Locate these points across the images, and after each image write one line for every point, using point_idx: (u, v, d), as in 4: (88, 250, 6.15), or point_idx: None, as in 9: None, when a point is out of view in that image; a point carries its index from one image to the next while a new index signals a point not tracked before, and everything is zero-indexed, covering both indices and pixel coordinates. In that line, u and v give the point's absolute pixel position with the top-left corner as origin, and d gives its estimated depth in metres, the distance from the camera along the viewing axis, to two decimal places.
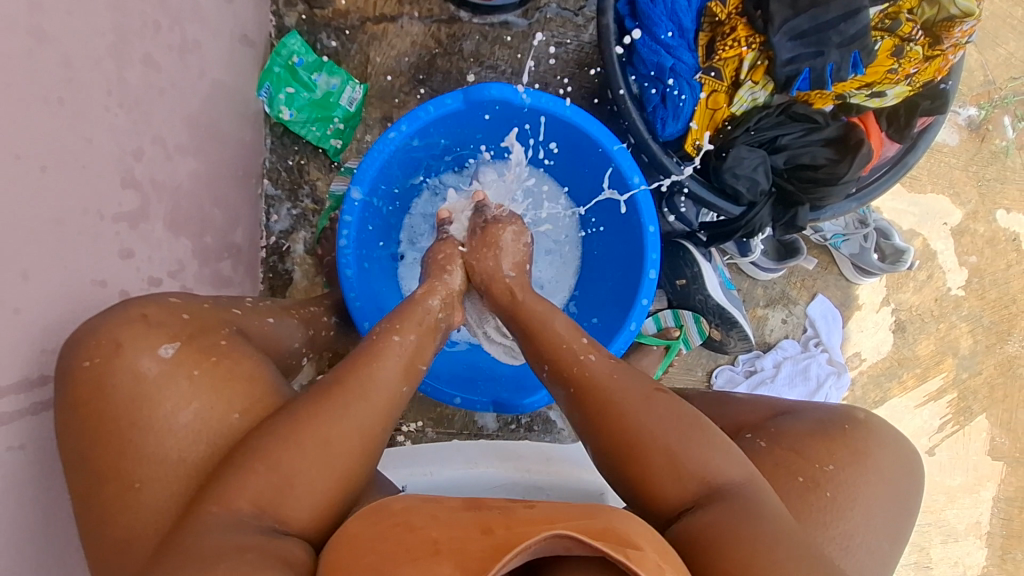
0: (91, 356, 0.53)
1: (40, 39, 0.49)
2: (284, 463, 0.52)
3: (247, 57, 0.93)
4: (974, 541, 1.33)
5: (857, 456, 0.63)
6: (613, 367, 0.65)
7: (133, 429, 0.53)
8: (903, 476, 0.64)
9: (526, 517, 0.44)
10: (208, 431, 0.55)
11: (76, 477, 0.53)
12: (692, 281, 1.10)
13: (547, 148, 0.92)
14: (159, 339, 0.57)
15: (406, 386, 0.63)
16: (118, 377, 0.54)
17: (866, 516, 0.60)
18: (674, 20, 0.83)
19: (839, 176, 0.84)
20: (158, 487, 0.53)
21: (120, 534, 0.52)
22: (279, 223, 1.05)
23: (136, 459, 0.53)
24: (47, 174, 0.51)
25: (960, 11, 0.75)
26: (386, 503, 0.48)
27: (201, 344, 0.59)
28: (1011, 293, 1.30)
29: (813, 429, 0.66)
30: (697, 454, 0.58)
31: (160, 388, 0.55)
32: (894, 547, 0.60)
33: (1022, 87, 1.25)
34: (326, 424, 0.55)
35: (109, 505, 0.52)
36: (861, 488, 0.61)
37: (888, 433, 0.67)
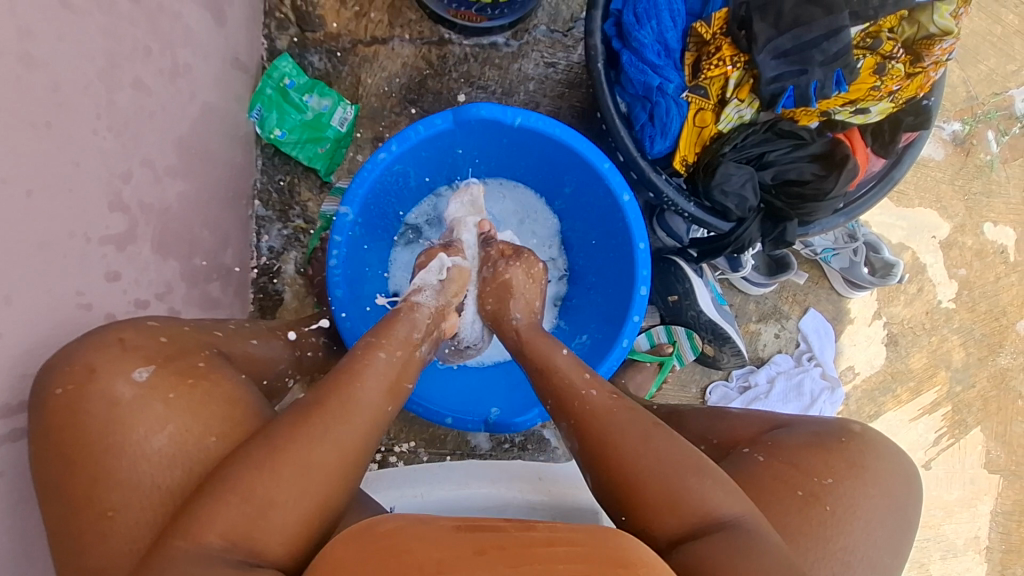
0: (63, 384, 0.52)
1: (29, 65, 0.50)
2: (259, 491, 0.51)
3: (238, 80, 0.94)
4: (973, 556, 1.32)
5: (854, 469, 0.62)
6: (614, 403, 0.66)
7: (104, 456, 0.52)
8: (902, 489, 0.63)
9: (523, 540, 0.43)
10: (183, 456, 0.54)
11: (47, 507, 0.51)
12: (684, 297, 1.10)
13: (537, 166, 0.93)
14: (132, 363, 0.56)
15: (391, 405, 0.63)
16: (92, 402, 0.53)
17: (866, 530, 0.59)
18: (660, 40, 0.84)
19: (826, 192, 0.85)
20: (131, 514, 0.51)
21: (96, 565, 0.50)
22: (270, 243, 1.05)
23: (109, 485, 0.51)
24: (33, 198, 0.51)
25: (940, 29, 0.76)
26: (374, 525, 0.46)
27: (177, 367, 0.59)
28: (1002, 305, 1.31)
29: (811, 441, 0.65)
30: (696, 489, 0.57)
31: (132, 413, 0.53)
32: (895, 562, 0.59)
33: (1004, 103, 1.28)
34: (303, 448, 0.54)
35: (81, 534, 0.51)
36: (859, 502, 0.60)
37: (884, 446, 0.66)
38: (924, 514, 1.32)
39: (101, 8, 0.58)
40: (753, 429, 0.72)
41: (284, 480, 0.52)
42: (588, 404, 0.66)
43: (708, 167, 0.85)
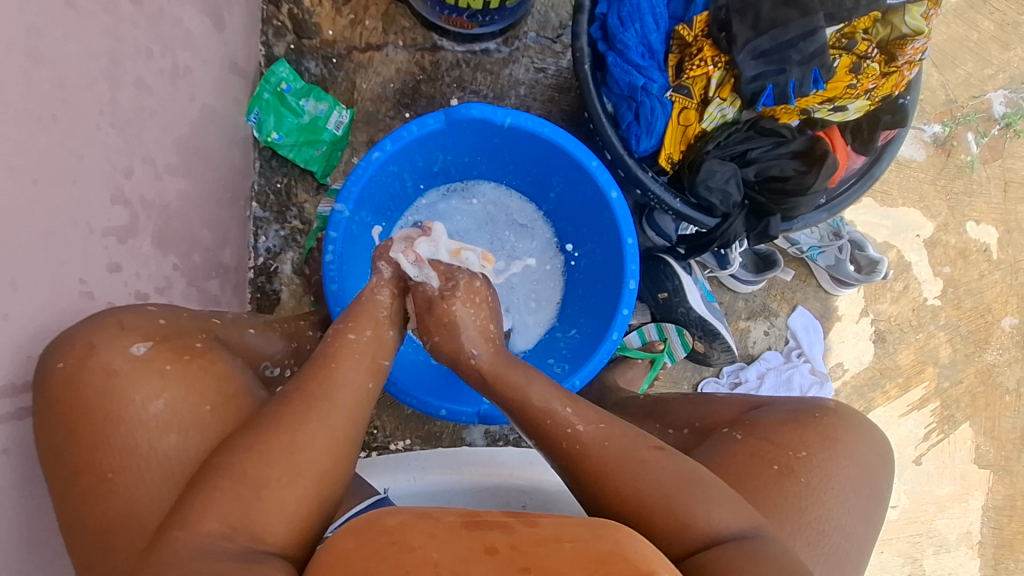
0: (65, 357, 0.54)
1: (37, 61, 0.52)
2: (250, 471, 0.53)
3: (236, 84, 0.96)
4: (966, 552, 1.34)
5: (828, 442, 0.65)
6: (604, 432, 0.64)
7: (105, 421, 0.54)
8: (874, 462, 0.66)
9: (529, 536, 0.45)
10: (179, 421, 0.56)
11: (49, 471, 0.53)
12: (674, 294, 1.13)
13: (527, 165, 0.96)
14: (131, 339, 0.58)
15: (371, 382, 0.65)
16: (91, 373, 0.55)
17: (840, 500, 0.62)
18: (644, 42, 0.87)
19: (807, 186, 0.87)
20: (131, 475, 0.53)
21: (96, 525, 0.52)
22: (267, 243, 1.07)
23: (110, 449, 0.53)
24: (39, 187, 0.54)
25: (912, 29, 0.80)
26: (378, 519, 0.47)
27: (174, 345, 0.61)
28: (987, 302, 1.33)
29: (786, 418, 0.69)
30: (701, 514, 0.58)
31: (130, 380, 0.56)
32: (868, 529, 0.63)
33: (982, 105, 1.31)
34: (291, 430, 0.57)
35: (83, 495, 0.52)
36: (832, 474, 0.63)
37: (858, 420, 0.69)
38: (916, 510, 1.33)
39: (104, 9, 0.61)
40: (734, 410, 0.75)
41: (274, 458, 0.54)
42: (575, 440, 0.64)
43: (693, 164, 0.88)
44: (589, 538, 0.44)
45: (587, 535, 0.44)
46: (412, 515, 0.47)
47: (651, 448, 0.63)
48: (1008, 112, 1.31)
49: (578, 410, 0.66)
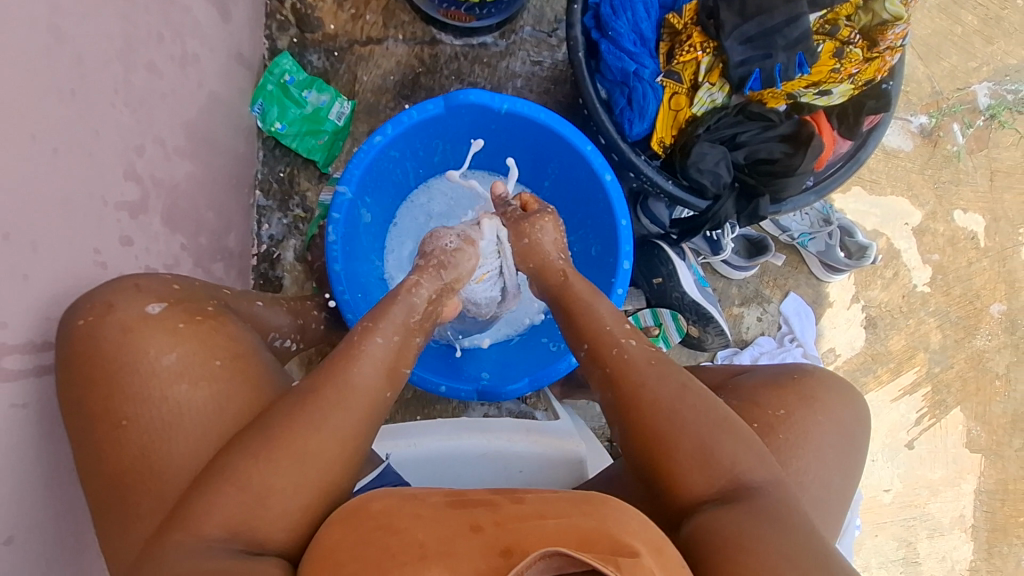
0: (85, 315, 0.58)
1: (57, 37, 0.55)
2: (254, 481, 0.54)
3: (241, 75, 0.99)
4: (959, 535, 1.36)
5: (806, 400, 0.69)
6: (651, 357, 0.69)
7: (121, 373, 0.57)
8: (849, 416, 0.70)
9: (512, 514, 0.49)
10: (190, 373, 0.59)
11: (69, 418, 0.57)
12: (668, 278, 1.16)
13: (524, 151, 0.99)
14: (147, 299, 0.61)
15: (388, 390, 0.65)
16: (108, 328, 0.58)
17: (817, 454, 0.67)
18: (635, 30, 0.90)
19: (795, 167, 0.91)
20: (145, 424, 0.56)
21: (111, 469, 0.56)
22: (270, 231, 1.10)
23: (125, 399, 0.57)
24: (58, 157, 0.56)
25: (891, 15, 0.84)
26: (365, 505, 0.51)
27: (188, 307, 0.64)
28: (975, 289, 1.36)
29: (771, 380, 0.72)
30: (727, 449, 0.61)
31: (143, 337, 0.59)
32: (844, 481, 0.67)
33: (968, 97, 1.34)
34: (302, 437, 0.57)
35: (101, 442, 0.56)
36: (810, 429, 0.67)
37: (834, 380, 0.72)
38: (910, 494, 1.35)
39: None
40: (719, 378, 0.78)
41: (284, 471, 0.55)
42: (626, 355, 0.70)
43: (684, 148, 0.91)
44: (571, 516, 0.48)
45: (569, 512, 0.49)
46: (394, 500, 0.51)
47: (696, 379, 0.67)
48: (993, 103, 1.34)
49: (639, 342, 0.72)
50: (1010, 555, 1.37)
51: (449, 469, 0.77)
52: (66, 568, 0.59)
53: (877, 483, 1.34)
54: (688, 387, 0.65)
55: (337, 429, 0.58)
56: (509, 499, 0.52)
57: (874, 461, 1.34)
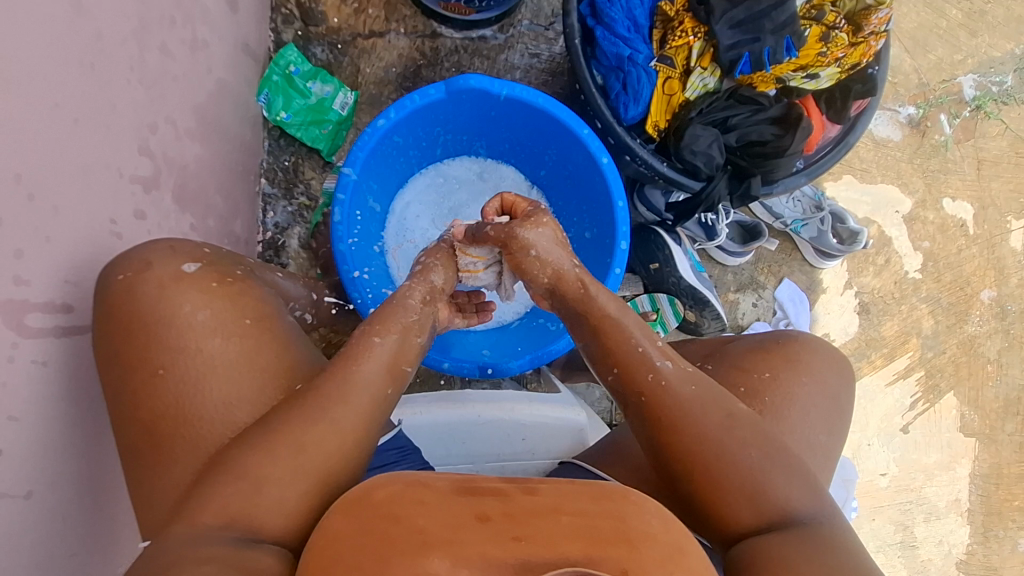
0: (124, 271, 0.62)
1: (78, 11, 0.57)
2: (252, 469, 0.56)
3: (247, 65, 1.02)
4: (955, 519, 1.37)
5: (791, 362, 0.76)
6: (689, 378, 0.68)
7: (158, 324, 0.61)
8: (835, 380, 0.76)
9: (525, 507, 0.48)
10: (223, 327, 0.64)
11: (105, 366, 0.60)
12: (665, 264, 1.18)
13: (522, 136, 1.02)
14: (181, 259, 0.66)
15: (389, 388, 0.67)
16: (146, 284, 0.62)
17: (801, 413, 0.72)
18: (629, 17, 0.94)
19: (785, 148, 0.94)
20: (180, 373, 0.61)
21: (147, 415, 0.60)
22: (276, 219, 1.13)
23: (161, 349, 0.61)
24: (78, 126, 0.59)
25: (875, 0, 0.88)
26: (367, 494, 0.49)
27: (218, 269, 0.69)
28: (966, 275, 1.39)
29: (758, 345, 0.79)
30: (779, 483, 0.62)
31: (179, 292, 0.63)
32: (828, 439, 0.73)
33: (954, 88, 1.38)
34: (299, 429, 0.59)
35: (135, 389, 0.59)
36: (795, 388, 0.73)
37: (819, 346, 0.79)
38: (906, 478, 1.37)
39: None
40: (712, 346, 0.86)
41: (281, 460, 0.57)
42: (662, 380, 0.68)
43: (678, 131, 0.94)
44: (589, 513, 0.47)
45: (589, 509, 0.48)
46: (400, 486, 0.49)
47: (739, 405, 0.67)
48: (979, 95, 1.38)
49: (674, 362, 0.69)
50: (1006, 539, 1.39)
51: (454, 437, 0.80)
52: (87, 518, 0.62)
53: (874, 468, 1.36)
54: (733, 419, 0.65)
55: (336, 422, 0.61)
56: (522, 489, 0.50)
57: (871, 445, 1.36)
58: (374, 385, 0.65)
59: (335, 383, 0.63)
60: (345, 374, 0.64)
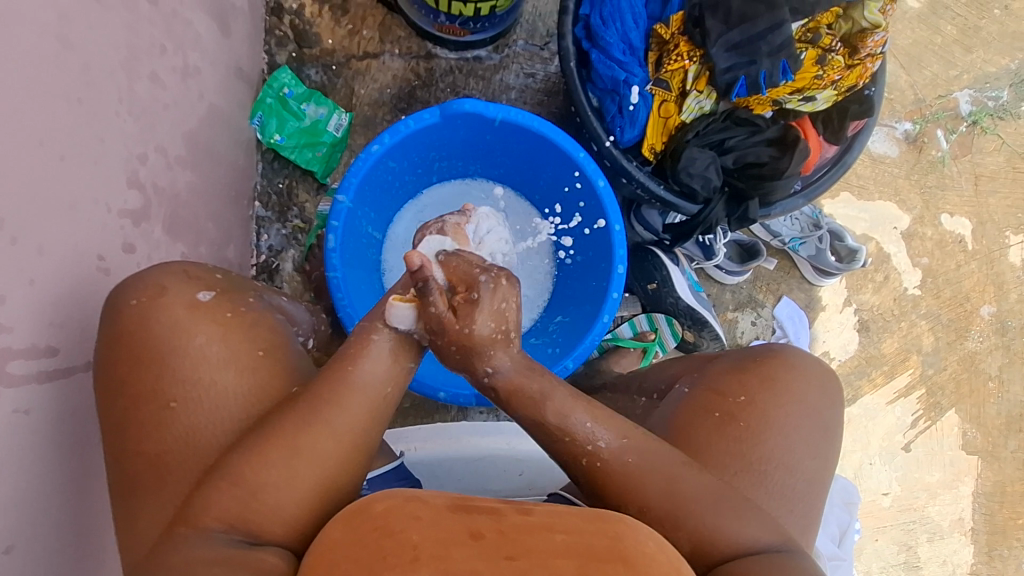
0: (138, 296, 0.61)
1: (66, 46, 0.57)
2: (249, 477, 0.56)
3: (241, 89, 1.02)
4: (959, 538, 1.36)
5: (767, 382, 0.74)
6: (623, 443, 0.63)
7: (170, 355, 0.60)
8: (817, 396, 0.74)
9: (518, 524, 0.47)
10: (236, 360, 0.63)
11: (107, 395, 0.59)
12: (663, 284, 1.17)
13: (519, 158, 1.01)
14: (196, 287, 0.65)
15: (390, 386, 0.62)
16: (160, 312, 0.61)
17: (781, 436, 0.70)
18: (625, 40, 0.93)
19: (781, 171, 0.93)
20: (191, 405, 0.60)
21: (152, 448, 0.58)
22: (269, 242, 1.12)
23: (172, 380, 0.60)
24: (64, 163, 0.58)
25: (871, 23, 0.87)
26: (368, 505, 0.49)
27: (233, 298, 0.68)
28: (965, 291, 1.38)
29: (735, 366, 0.77)
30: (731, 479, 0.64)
31: (194, 323, 0.62)
32: (813, 462, 0.70)
33: (949, 104, 1.38)
34: (293, 432, 0.58)
35: (143, 419, 0.59)
36: (773, 410, 0.72)
37: (798, 361, 0.77)
38: (908, 498, 1.35)
39: (126, 6, 0.66)
40: (696, 364, 0.85)
41: (274, 464, 0.56)
42: (598, 459, 0.63)
43: (674, 153, 0.94)
44: (583, 531, 0.47)
45: (584, 528, 0.47)
46: (398, 500, 0.49)
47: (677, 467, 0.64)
48: (975, 110, 1.38)
49: (597, 420, 0.64)
50: (1010, 558, 1.37)
51: (450, 471, 0.79)
52: (71, 560, 0.60)
53: (876, 487, 1.35)
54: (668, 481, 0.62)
55: (332, 426, 0.58)
56: (517, 511, 0.49)
57: (872, 464, 1.35)
58: (372, 385, 0.61)
59: (331, 383, 0.60)
60: (328, 382, 0.60)
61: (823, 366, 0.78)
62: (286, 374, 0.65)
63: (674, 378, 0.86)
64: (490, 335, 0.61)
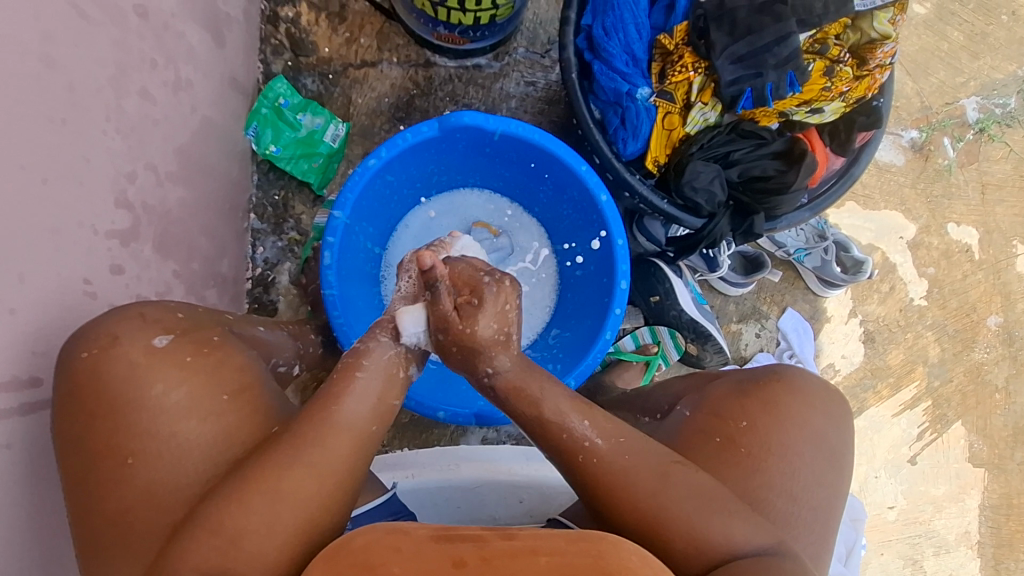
0: (90, 347, 0.59)
1: (48, 65, 0.56)
2: (229, 524, 0.53)
3: (236, 100, 1.00)
4: (965, 552, 1.34)
5: (769, 406, 0.71)
6: (620, 442, 0.65)
7: (126, 408, 0.58)
8: (821, 420, 0.72)
9: (502, 548, 0.46)
10: (199, 407, 0.60)
11: (68, 452, 0.57)
12: (666, 297, 1.15)
13: (519, 171, 0.99)
14: (153, 332, 0.62)
15: (376, 424, 0.63)
16: (114, 363, 0.59)
17: (783, 461, 0.68)
18: (627, 51, 0.91)
19: (788, 185, 0.91)
20: (151, 459, 0.57)
21: (114, 508, 0.56)
22: (265, 254, 1.10)
23: (130, 436, 0.57)
24: (48, 185, 0.58)
25: (880, 34, 0.85)
26: (347, 542, 0.48)
27: (193, 338, 0.65)
28: (971, 302, 1.36)
29: (736, 390, 0.74)
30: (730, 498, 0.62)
31: (151, 372, 0.59)
32: (817, 489, 0.68)
33: (956, 111, 1.35)
34: (275, 475, 0.56)
35: (103, 477, 0.56)
36: (776, 436, 0.69)
37: (800, 382, 0.74)
38: (914, 511, 1.33)
39: (113, 22, 0.65)
40: (699, 381, 0.83)
41: (255, 512, 0.54)
42: (595, 456, 0.64)
43: (678, 167, 0.92)
44: (566, 552, 0.46)
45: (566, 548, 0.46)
46: (379, 533, 0.48)
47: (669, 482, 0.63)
48: (982, 117, 1.36)
49: (593, 420, 0.66)
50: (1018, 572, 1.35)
51: (449, 501, 0.77)
52: None
53: (882, 501, 1.33)
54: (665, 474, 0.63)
55: (312, 465, 0.57)
56: (500, 534, 0.48)
57: (878, 477, 1.33)
58: (357, 425, 0.61)
59: (314, 424, 0.59)
60: (310, 420, 0.60)
61: (826, 386, 0.76)
62: (261, 413, 0.64)
63: (677, 397, 0.83)
64: (492, 336, 0.66)
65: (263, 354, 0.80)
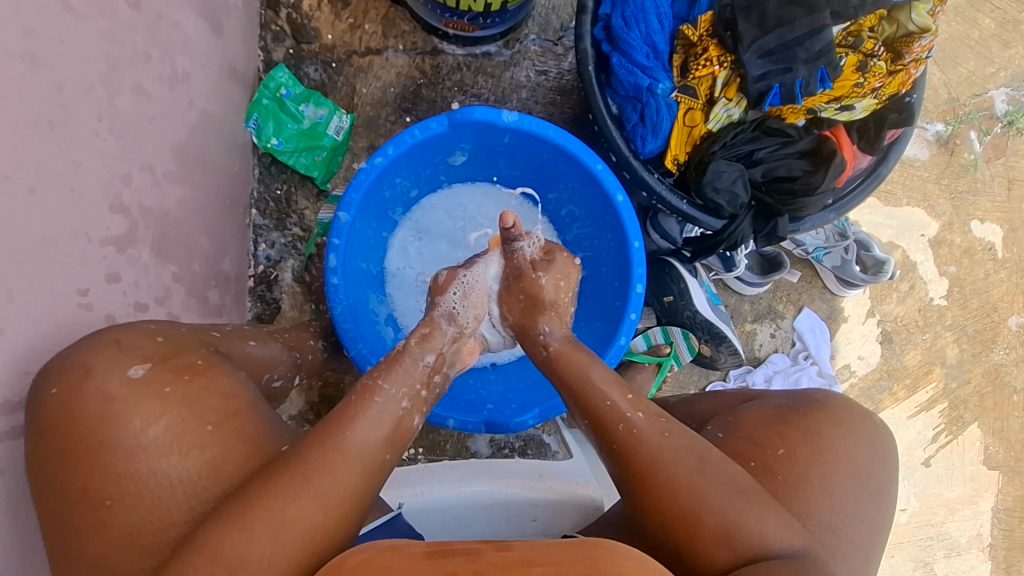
0: (59, 383, 0.55)
1: (33, 64, 0.53)
2: (228, 553, 0.51)
3: (236, 91, 0.95)
4: (976, 555, 1.32)
5: (810, 436, 0.69)
6: (663, 425, 0.66)
7: (101, 448, 0.55)
8: (864, 453, 0.69)
9: (496, 560, 0.43)
10: (180, 443, 0.58)
11: (43, 496, 0.55)
12: (680, 297, 1.12)
13: (530, 166, 0.94)
14: (128, 361, 0.59)
15: (389, 452, 0.62)
16: (86, 399, 0.56)
17: (825, 495, 0.66)
18: (649, 42, 0.86)
19: (815, 186, 0.87)
20: (127, 502, 0.55)
21: (94, 553, 0.54)
22: (267, 252, 1.06)
23: (106, 478, 0.55)
24: (36, 195, 0.55)
25: (918, 27, 0.78)
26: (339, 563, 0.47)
27: (174, 364, 0.62)
28: (993, 301, 1.32)
29: (774, 414, 0.72)
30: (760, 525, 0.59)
31: (127, 407, 0.57)
32: (859, 527, 0.66)
33: (985, 103, 1.29)
34: (277, 503, 0.54)
35: (81, 521, 0.54)
36: (816, 468, 0.67)
37: (845, 415, 0.72)
38: (926, 513, 1.31)
39: (102, 13, 0.61)
40: (729, 403, 0.81)
41: (256, 537, 0.52)
42: (634, 428, 0.66)
43: (699, 165, 0.88)
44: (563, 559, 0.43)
45: (563, 557, 0.43)
46: (371, 552, 0.47)
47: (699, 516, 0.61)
48: (1010, 110, 1.29)
49: (637, 399, 0.68)
50: None
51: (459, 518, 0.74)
52: None
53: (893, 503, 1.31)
54: (706, 462, 0.63)
55: (316, 487, 0.56)
56: (495, 546, 0.45)
57: None
58: (366, 439, 0.61)
59: (322, 449, 0.58)
60: (316, 446, 0.58)
61: (868, 417, 0.74)
62: (253, 442, 0.61)
63: (705, 417, 0.81)
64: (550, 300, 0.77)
65: (254, 373, 0.77)
